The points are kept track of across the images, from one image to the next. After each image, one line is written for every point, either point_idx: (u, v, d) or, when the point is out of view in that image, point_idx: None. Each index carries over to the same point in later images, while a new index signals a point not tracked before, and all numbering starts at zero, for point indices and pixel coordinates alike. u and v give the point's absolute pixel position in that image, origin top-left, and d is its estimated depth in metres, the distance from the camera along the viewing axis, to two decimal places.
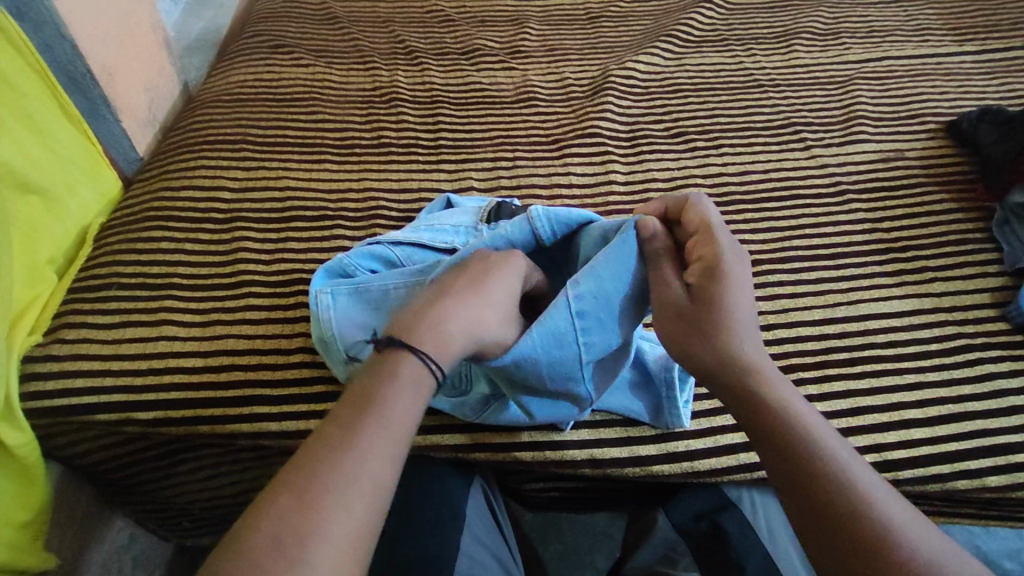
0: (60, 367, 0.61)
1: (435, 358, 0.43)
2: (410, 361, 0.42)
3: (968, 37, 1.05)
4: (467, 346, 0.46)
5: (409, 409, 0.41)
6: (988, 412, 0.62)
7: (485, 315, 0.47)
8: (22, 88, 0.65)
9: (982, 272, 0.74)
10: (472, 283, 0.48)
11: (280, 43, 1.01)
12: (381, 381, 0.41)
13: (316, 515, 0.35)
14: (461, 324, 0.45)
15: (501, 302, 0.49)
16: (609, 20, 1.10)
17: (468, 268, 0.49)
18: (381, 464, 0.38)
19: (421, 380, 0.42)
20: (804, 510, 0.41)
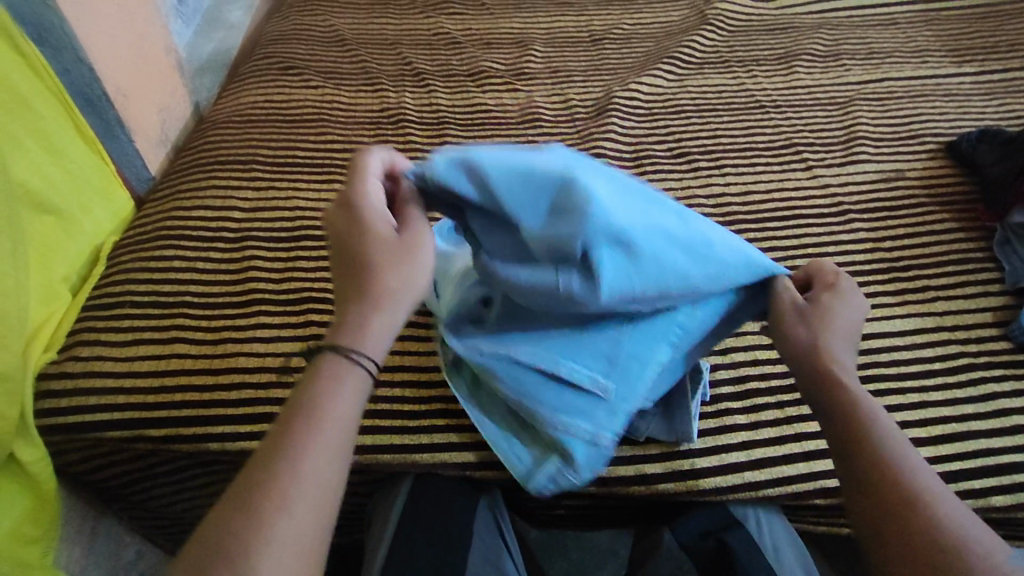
0: (73, 384, 0.62)
1: (361, 350, 0.44)
2: (338, 368, 0.43)
3: (967, 59, 1.07)
4: (392, 309, 0.45)
5: (348, 412, 0.42)
6: (991, 432, 0.63)
7: (385, 272, 0.46)
8: (40, 111, 0.67)
9: (983, 291, 0.75)
10: (355, 253, 0.47)
11: (289, 64, 1.03)
12: (318, 389, 0.42)
13: (258, 530, 0.37)
14: (369, 297, 0.45)
15: (396, 247, 0.46)
16: (613, 42, 1.12)
17: (343, 237, 0.47)
18: (322, 471, 0.40)
19: (362, 385, 0.43)
20: (861, 499, 0.41)
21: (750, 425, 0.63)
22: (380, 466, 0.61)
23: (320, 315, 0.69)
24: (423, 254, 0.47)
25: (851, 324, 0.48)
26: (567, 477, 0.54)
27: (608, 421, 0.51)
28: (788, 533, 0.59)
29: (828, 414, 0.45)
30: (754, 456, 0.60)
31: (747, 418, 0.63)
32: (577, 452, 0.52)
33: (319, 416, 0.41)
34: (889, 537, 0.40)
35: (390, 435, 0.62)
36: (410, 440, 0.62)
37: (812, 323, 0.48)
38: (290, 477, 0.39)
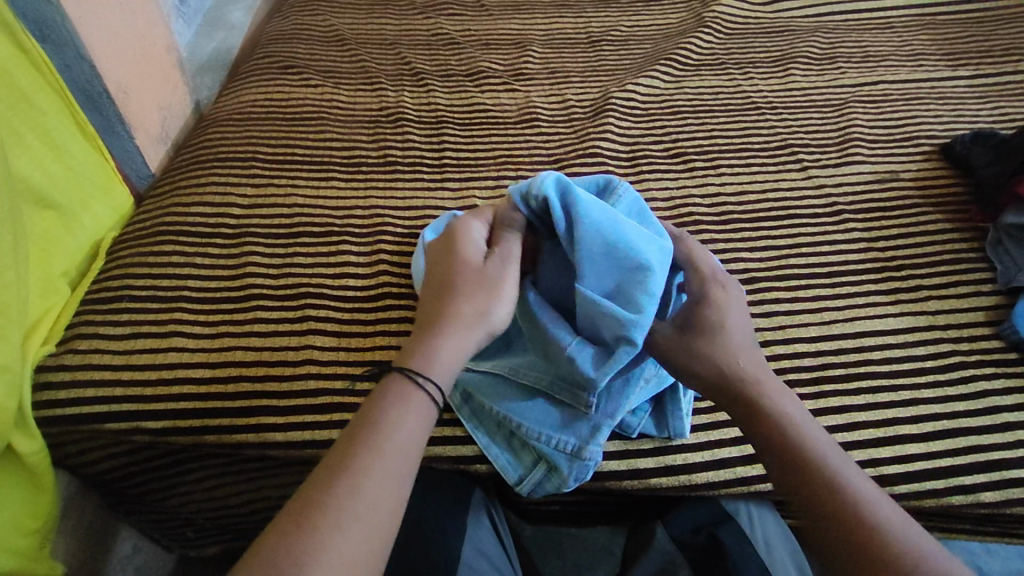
0: (72, 376, 0.62)
1: (427, 374, 0.47)
2: (406, 387, 0.46)
3: (962, 62, 1.07)
4: (465, 338, 0.49)
5: (410, 433, 0.44)
6: (981, 429, 0.63)
7: (464, 303, 0.50)
8: (41, 107, 0.68)
9: (976, 291, 0.75)
10: (442, 287, 0.52)
11: (289, 64, 1.04)
12: (387, 410, 0.45)
13: (315, 539, 0.39)
14: (445, 324, 0.49)
15: (479, 283, 0.52)
16: (610, 44, 1.13)
17: (438, 272, 0.54)
18: (382, 489, 0.41)
19: (427, 406, 0.46)
20: (809, 509, 0.44)
21: None
22: None
23: (317, 310, 0.70)
24: (504, 290, 0.52)
25: (741, 325, 0.53)
26: (553, 485, 0.57)
27: (592, 435, 0.56)
28: (781, 527, 0.59)
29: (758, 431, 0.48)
30: (746, 451, 0.60)
31: None
32: (563, 464, 0.56)
33: (382, 436, 0.43)
34: (839, 539, 0.42)
35: None
36: None
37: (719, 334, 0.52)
38: (350, 490, 0.41)
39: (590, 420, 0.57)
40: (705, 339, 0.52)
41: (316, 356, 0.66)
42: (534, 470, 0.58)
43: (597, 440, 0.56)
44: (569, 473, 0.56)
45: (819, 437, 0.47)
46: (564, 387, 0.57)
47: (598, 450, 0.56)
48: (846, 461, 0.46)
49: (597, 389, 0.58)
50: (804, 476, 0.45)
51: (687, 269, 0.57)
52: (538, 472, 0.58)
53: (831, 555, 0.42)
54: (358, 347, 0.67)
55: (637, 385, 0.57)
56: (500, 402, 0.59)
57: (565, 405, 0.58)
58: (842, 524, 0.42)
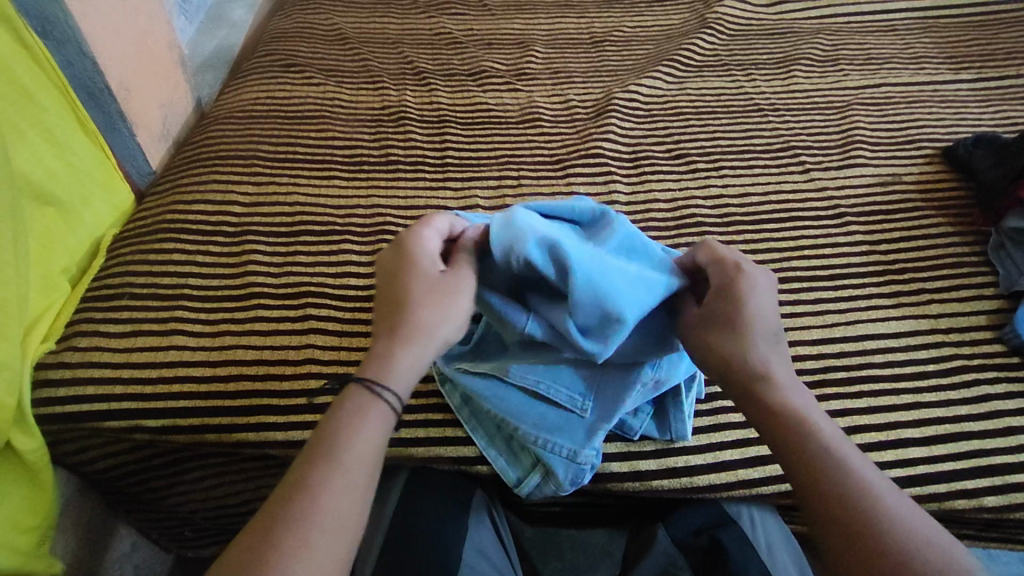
0: (71, 374, 0.62)
1: (387, 385, 0.46)
2: (365, 399, 0.45)
3: (965, 66, 1.07)
4: (423, 349, 0.48)
5: (369, 442, 0.44)
6: (984, 433, 0.63)
7: (424, 311, 0.49)
8: (42, 102, 0.67)
9: (978, 294, 0.75)
10: (397, 290, 0.50)
11: (291, 62, 1.03)
12: (345, 421, 0.44)
13: (277, 555, 0.38)
14: (402, 331, 0.48)
15: (436, 287, 0.50)
16: (613, 44, 1.13)
17: (392, 274, 0.51)
18: (343, 501, 0.41)
19: (384, 415, 0.45)
20: (811, 506, 0.42)
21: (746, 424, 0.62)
22: None
23: (318, 309, 0.70)
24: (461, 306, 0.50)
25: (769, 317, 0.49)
26: (552, 489, 0.57)
27: (589, 439, 0.55)
28: (782, 532, 0.59)
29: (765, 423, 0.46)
30: (748, 454, 0.60)
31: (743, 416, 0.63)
32: (559, 469, 0.55)
33: (342, 448, 0.43)
34: (839, 540, 0.40)
35: None
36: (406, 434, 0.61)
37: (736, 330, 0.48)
38: (310, 502, 0.40)
39: (589, 424, 0.56)
40: (723, 333, 0.49)
41: (317, 355, 0.66)
42: (531, 473, 0.57)
43: (594, 443, 0.55)
44: (564, 478, 0.56)
45: (829, 430, 0.44)
46: (563, 389, 0.57)
47: (594, 454, 0.55)
48: (857, 455, 0.43)
49: (597, 391, 0.57)
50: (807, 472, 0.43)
51: (709, 265, 0.52)
52: (534, 475, 0.57)
53: (831, 556, 0.40)
54: (358, 346, 0.67)
55: (636, 390, 0.56)
56: (496, 405, 0.58)
57: (562, 408, 0.57)
58: (844, 524, 0.40)
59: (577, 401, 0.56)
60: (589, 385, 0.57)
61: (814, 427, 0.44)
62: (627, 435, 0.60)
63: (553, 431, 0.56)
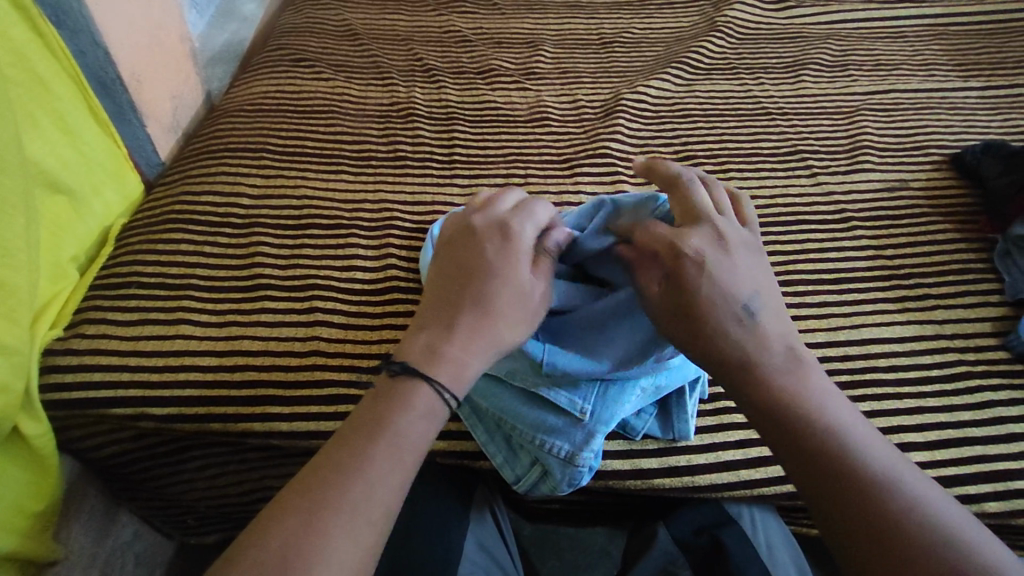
0: (79, 360, 0.62)
1: (452, 387, 0.45)
2: (426, 392, 0.45)
3: (974, 73, 1.07)
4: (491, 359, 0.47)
5: (422, 433, 0.44)
6: (986, 439, 0.63)
7: (504, 317, 0.48)
8: (55, 92, 0.68)
9: (983, 301, 0.75)
10: (478, 288, 0.48)
11: (301, 56, 1.04)
12: (403, 405, 0.44)
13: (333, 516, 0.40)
14: (476, 331, 0.47)
15: (516, 289, 0.49)
16: (622, 46, 1.13)
17: (478, 263, 0.50)
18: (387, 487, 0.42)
19: (437, 407, 0.45)
20: (822, 494, 0.42)
21: (748, 424, 0.63)
22: None
23: (324, 302, 0.70)
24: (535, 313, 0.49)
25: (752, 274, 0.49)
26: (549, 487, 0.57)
27: (587, 442, 0.55)
28: (783, 533, 0.59)
29: (769, 413, 0.44)
30: (751, 454, 0.61)
31: (745, 416, 0.63)
32: (556, 469, 0.56)
33: (397, 434, 0.43)
34: (853, 527, 0.41)
35: None
36: None
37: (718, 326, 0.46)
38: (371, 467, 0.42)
39: (586, 427, 0.55)
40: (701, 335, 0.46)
41: (323, 347, 0.66)
42: (530, 471, 0.58)
43: (592, 446, 0.55)
44: (561, 478, 0.56)
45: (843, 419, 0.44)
46: (563, 392, 0.56)
47: (592, 456, 0.55)
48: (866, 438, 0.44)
49: (596, 395, 0.56)
50: (819, 460, 0.43)
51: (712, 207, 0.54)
52: (534, 474, 0.57)
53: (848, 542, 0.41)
54: (363, 339, 0.67)
55: (635, 396, 0.56)
56: (494, 405, 0.57)
57: (561, 410, 0.56)
58: (857, 514, 0.41)
59: (577, 404, 0.55)
60: (589, 388, 0.56)
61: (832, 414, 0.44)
62: (628, 434, 0.60)
63: (552, 432, 0.56)
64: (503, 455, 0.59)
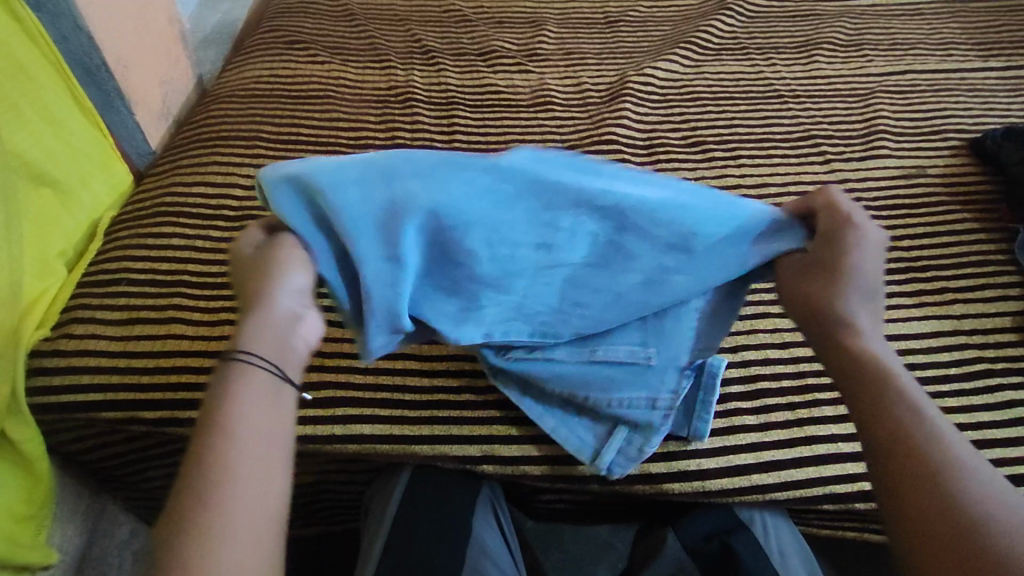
0: (67, 362, 0.60)
1: (246, 351, 0.38)
2: (230, 370, 0.38)
3: (993, 53, 1.03)
4: (270, 314, 0.39)
5: (259, 460, 0.35)
6: (1007, 441, 0.61)
7: (257, 278, 0.40)
8: (36, 79, 0.65)
9: (1003, 294, 0.72)
10: (235, 276, 0.41)
11: (295, 39, 1.00)
12: (216, 477, 0.34)
13: (204, 486, 0.33)
14: (248, 298, 0.40)
15: (278, 245, 0.41)
16: (628, 25, 1.09)
17: (237, 251, 0.42)
18: (255, 447, 0.35)
19: (269, 381, 0.38)
20: (877, 468, 0.36)
21: (759, 427, 0.61)
22: (378, 456, 0.59)
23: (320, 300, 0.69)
24: (294, 257, 0.40)
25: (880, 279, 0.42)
26: (636, 446, 0.55)
27: (665, 382, 0.53)
28: (795, 539, 0.57)
29: (836, 368, 0.40)
30: (763, 458, 0.59)
31: (757, 418, 0.61)
32: (641, 418, 0.53)
33: (229, 502, 0.33)
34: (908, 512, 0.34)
35: (389, 424, 0.60)
36: (410, 431, 0.59)
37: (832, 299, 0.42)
38: (243, 429, 0.35)
39: (657, 372, 0.53)
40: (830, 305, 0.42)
41: (319, 347, 0.65)
42: (612, 438, 0.55)
43: (669, 386, 0.53)
44: (648, 430, 0.54)
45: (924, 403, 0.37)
46: (618, 346, 0.52)
47: (671, 395, 0.53)
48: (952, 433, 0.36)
49: (653, 332, 0.52)
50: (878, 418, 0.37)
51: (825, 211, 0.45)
52: (618, 437, 0.55)
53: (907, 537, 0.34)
54: None
55: (692, 315, 0.51)
56: (561, 383, 0.53)
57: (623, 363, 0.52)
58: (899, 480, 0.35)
59: (640, 351, 0.52)
60: (643, 331, 0.52)
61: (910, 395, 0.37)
62: None
63: (621, 387, 0.53)
64: (570, 426, 0.57)
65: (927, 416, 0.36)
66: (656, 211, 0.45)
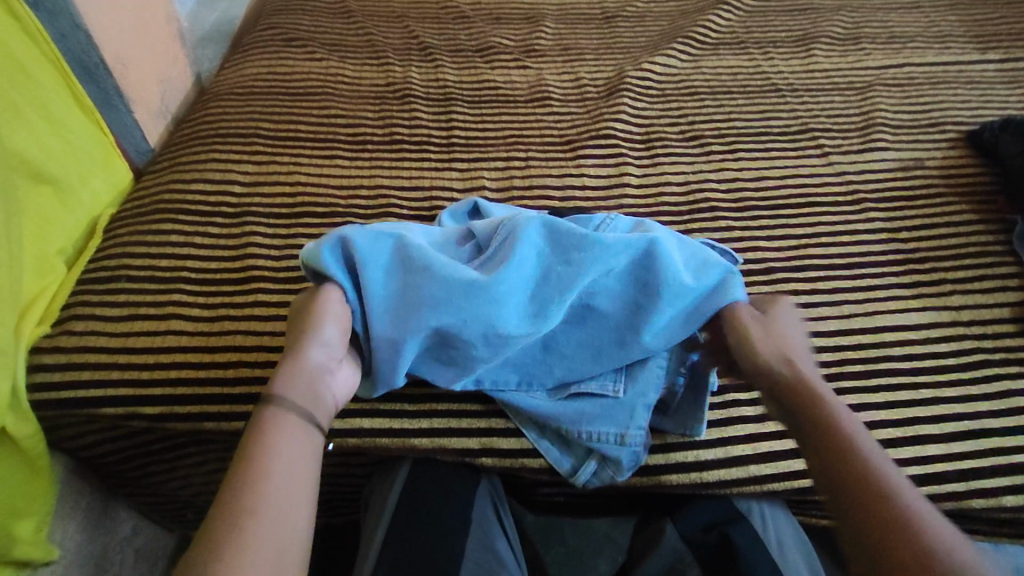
0: (67, 359, 0.61)
1: (284, 389, 0.42)
2: (266, 408, 0.41)
3: (991, 45, 1.03)
4: (311, 361, 0.45)
5: (290, 496, 0.37)
6: (1004, 431, 0.61)
7: (306, 332, 0.47)
8: (35, 78, 0.65)
9: (1001, 286, 0.73)
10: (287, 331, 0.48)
11: (293, 36, 1.00)
12: (248, 508, 0.36)
13: (241, 514, 0.35)
14: (294, 345, 0.46)
15: (326, 308, 0.49)
16: (626, 20, 1.09)
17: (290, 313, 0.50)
18: (290, 483, 0.38)
19: (300, 421, 0.41)
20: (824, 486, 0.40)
21: (757, 418, 0.61)
22: (377, 450, 0.59)
23: None
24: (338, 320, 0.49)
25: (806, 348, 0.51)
26: (609, 474, 0.57)
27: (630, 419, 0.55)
28: (794, 530, 0.58)
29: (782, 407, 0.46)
30: (760, 450, 0.59)
31: (755, 410, 0.62)
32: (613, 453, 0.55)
33: (253, 537, 0.35)
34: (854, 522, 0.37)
35: (388, 418, 0.60)
36: (409, 425, 0.60)
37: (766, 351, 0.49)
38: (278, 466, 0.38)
39: (626, 407, 0.55)
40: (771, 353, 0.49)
41: None
42: (587, 461, 0.57)
43: (639, 423, 0.55)
44: (617, 460, 0.55)
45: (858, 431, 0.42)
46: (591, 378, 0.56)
47: (641, 433, 0.55)
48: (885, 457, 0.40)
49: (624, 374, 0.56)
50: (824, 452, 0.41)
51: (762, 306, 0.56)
52: (591, 462, 0.57)
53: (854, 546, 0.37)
54: None
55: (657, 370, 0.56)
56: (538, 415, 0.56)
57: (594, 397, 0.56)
58: (850, 504, 0.38)
59: (608, 385, 0.56)
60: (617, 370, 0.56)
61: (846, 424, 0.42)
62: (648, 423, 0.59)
63: (592, 420, 0.54)
64: (550, 446, 0.58)
65: (862, 442, 0.41)
66: (620, 251, 0.54)
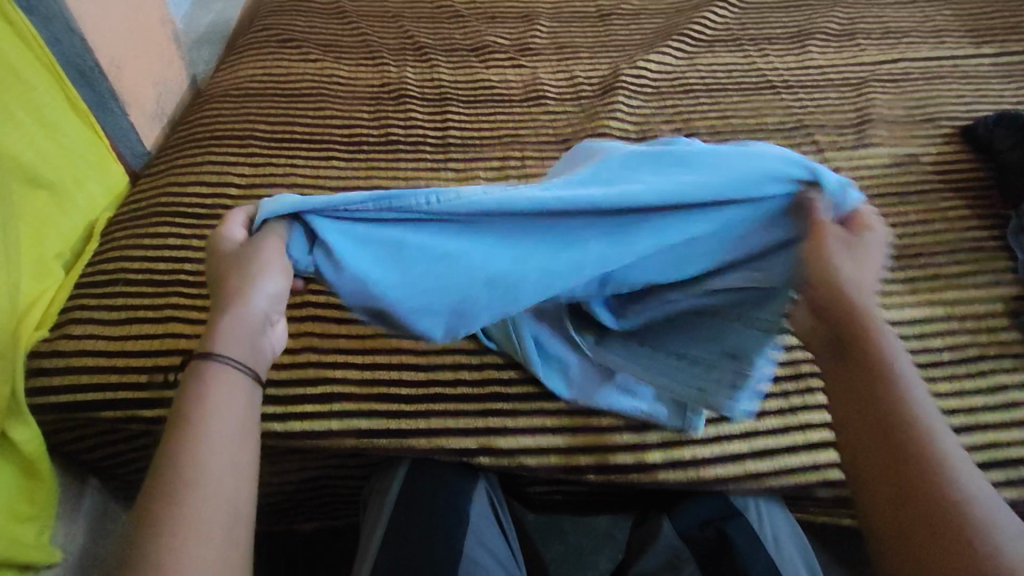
0: (66, 362, 0.61)
1: (220, 350, 0.41)
2: (201, 370, 0.40)
3: (986, 39, 1.03)
4: (242, 312, 0.43)
5: (226, 462, 0.37)
6: (998, 425, 0.62)
7: (232, 279, 0.44)
8: (29, 82, 0.65)
9: (996, 280, 0.73)
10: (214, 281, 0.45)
11: (288, 37, 1.00)
12: (186, 483, 0.35)
13: (178, 493, 0.35)
14: (222, 298, 0.43)
15: (253, 249, 0.45)
16: (621, 18, 1.09)
17: (216, 257, 0.46)
18: (221, 453, 0.37)
19: (235, 381, 0.41)
20: (857, 442, 0.40)
21: (752, 415, 0.61)
22: (376, 450, 0.59)
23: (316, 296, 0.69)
24: (270, 258, 0.45)
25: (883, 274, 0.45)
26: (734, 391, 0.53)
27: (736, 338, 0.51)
28: (790, 524, 0.58)
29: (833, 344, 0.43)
30: (756, 445, 0.59)
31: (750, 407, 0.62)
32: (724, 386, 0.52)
33: (191, 511, 0.35)
34: (885, 485, 0.38)
35: (386, 418, 0.60)
36: (406, 425, 0.60)
37: (848, 278, 0.43)
38: (208, 438, 0.37)
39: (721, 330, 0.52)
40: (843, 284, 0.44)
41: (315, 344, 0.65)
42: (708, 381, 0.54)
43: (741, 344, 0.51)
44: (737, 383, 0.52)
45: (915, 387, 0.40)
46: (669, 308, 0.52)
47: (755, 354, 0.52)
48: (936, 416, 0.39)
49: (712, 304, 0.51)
50: (886, 438, 0.39)
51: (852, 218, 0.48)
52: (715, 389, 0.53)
53: (879, 510, 0.38)
54: (358, 334, 0.66)
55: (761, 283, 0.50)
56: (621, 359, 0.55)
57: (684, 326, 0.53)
58: (881, 470, 0.38)
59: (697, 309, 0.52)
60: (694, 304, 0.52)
61: (904, 382, 0.40)
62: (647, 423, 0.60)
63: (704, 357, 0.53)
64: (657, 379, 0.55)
65: (915, 399, 0.39)
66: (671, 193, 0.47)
